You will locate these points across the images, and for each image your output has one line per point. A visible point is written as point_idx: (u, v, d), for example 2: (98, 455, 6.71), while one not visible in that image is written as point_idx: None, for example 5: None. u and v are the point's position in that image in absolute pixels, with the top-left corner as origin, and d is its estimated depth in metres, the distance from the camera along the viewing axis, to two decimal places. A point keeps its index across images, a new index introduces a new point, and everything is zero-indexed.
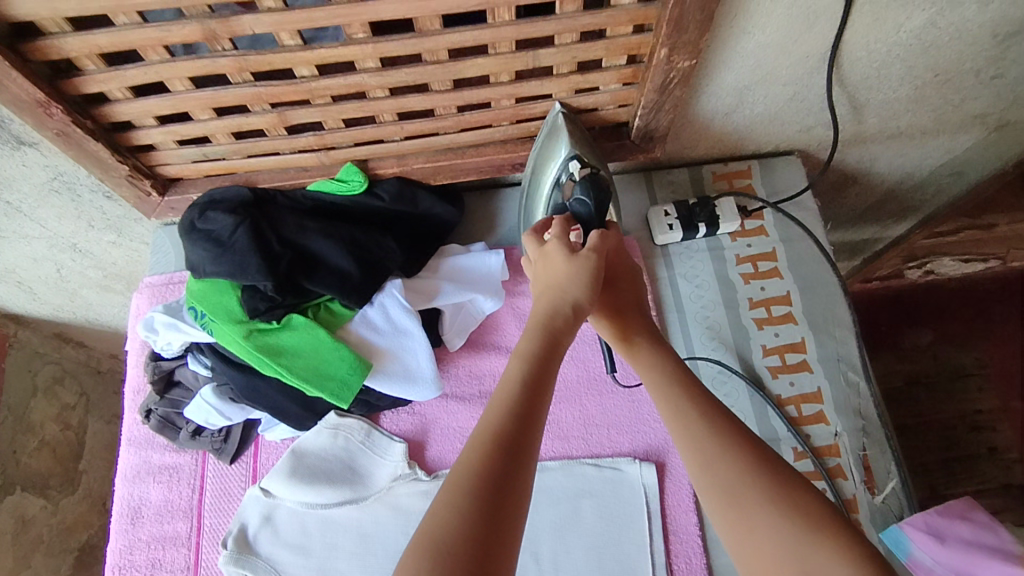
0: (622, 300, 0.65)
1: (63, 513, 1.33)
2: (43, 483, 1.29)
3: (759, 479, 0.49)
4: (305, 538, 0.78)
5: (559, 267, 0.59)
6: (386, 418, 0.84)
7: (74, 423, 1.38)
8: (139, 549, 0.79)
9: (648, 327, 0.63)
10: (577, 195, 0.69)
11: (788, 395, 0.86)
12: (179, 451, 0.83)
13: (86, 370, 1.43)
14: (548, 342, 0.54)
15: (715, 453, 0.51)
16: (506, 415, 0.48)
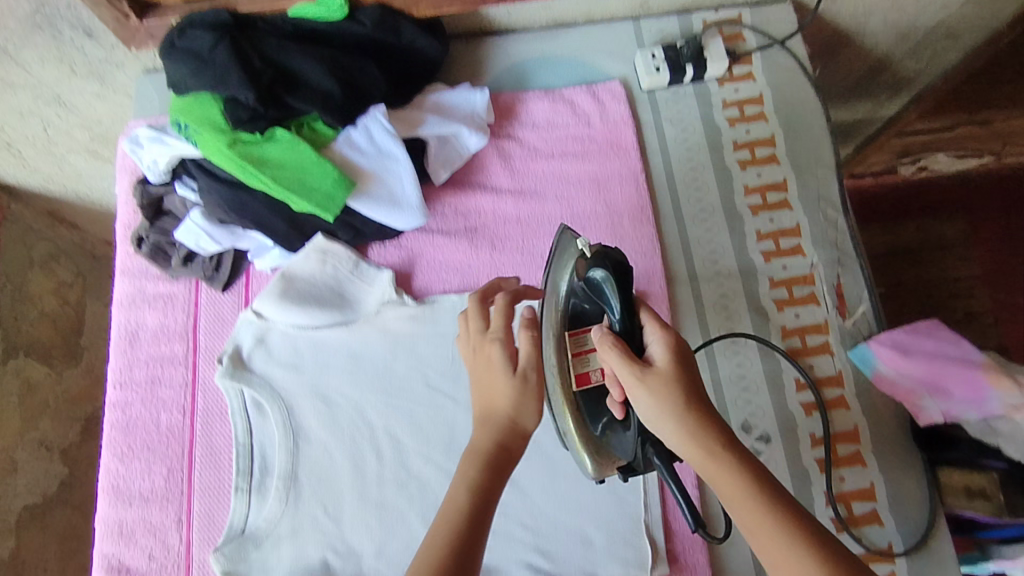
0: (678, 400, 0.55)
1: (67, 384, 1.30)
2: (45, 351, 1.27)
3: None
4: (298, 357, 0.82)
5: (499, 381, 0.64)
6: (373, 251, 0.86)
7: (71, 301, 1.33)
8: (138, 367, 0.83)
9: (732, 434, 0.54)
10: (592, 267, 0.63)
11: (767, 230, 0.88)
12: (172, 280, 0.85)
13: (81, 254, 1.36)
14: (496, 453, 0.61)
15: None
16: (447, 543, 0.56)
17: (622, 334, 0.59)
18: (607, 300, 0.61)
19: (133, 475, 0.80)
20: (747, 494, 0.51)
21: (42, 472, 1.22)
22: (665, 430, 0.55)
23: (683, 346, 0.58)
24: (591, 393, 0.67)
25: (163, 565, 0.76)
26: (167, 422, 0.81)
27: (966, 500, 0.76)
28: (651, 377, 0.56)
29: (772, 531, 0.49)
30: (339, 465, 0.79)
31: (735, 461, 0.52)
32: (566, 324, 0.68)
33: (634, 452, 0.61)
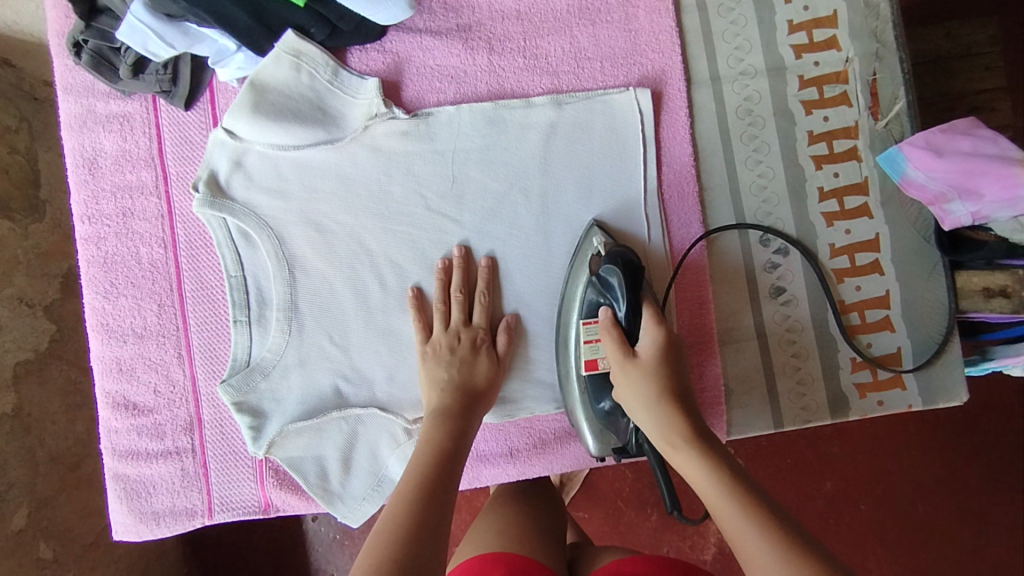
0: (649, 390, 0.61)
1: (37, 239, 1.09)
2: (3, 203, 1.03)
3: (806, 570, 0.47)
4: (281, 181, 0.74)
5: (474, 358, 0.71)
6: (354, 57, 0.76)
7: (21, 148, 1.07)
8: (105, 199, 0.74)
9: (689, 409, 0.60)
10: (605, 262, 0.68)
11: (800, 20, 0.78)
12: (125, 98, 0.74)
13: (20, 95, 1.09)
14: (463, 409, 0.68)
15: (759, 553, 0.49)
16: (430, 468, 0.60)
17: (624, 328, 0.65)
18: (614, 292, 0.66)
19: (120, 313, 0.74)
20: (683, 449, 0.58)
21: (31, 327, 1.05)
22: (638, 419, 0.62)
23: (671, 343, 0.63)
24: (594, 377, 0.69)
25: (171, 400, 0.74)
26: (148, 258, 0.74)
27: (984, 301, 0.74)
28: (631, 368, 0.63)
29: (706, 487, 0.55)
30: (342, 294, 0.74)
31: (686, 427, 0.59)
32: (583, 312, 0.70)
33: (628, 435, 0.67)
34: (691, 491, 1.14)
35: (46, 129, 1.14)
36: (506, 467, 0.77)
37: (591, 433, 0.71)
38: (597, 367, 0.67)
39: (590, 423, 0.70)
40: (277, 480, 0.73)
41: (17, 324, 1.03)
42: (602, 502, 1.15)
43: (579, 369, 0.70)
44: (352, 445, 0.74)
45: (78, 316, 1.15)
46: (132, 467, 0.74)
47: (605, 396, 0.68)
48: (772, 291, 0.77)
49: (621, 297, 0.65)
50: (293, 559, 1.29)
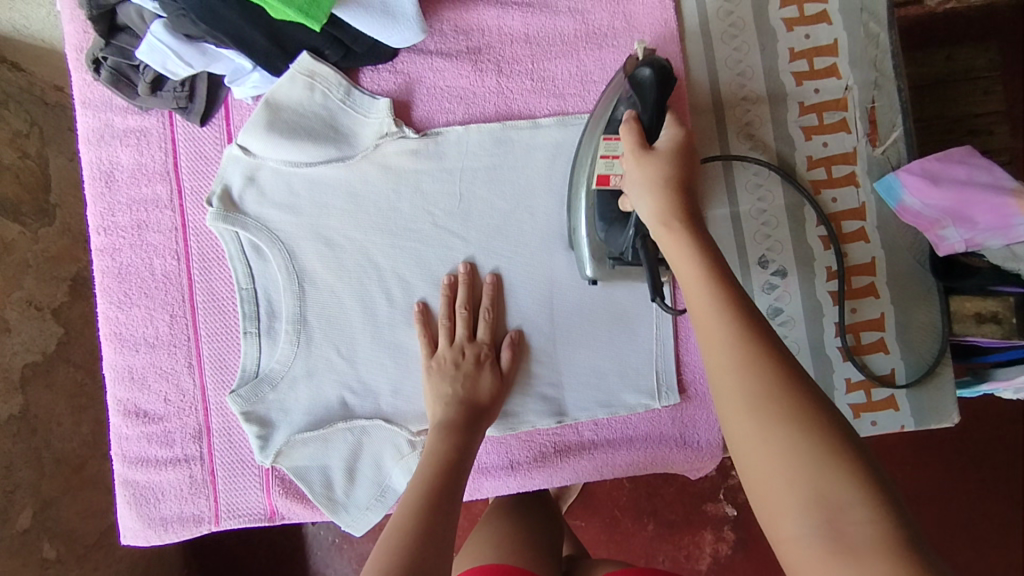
0: (658, 185, 0.57)
1: (46, 243, 1.11)
2: (14, 207, 1.05)
3: (785, 400, 0.43)
4: (293, 196, 0.76)
5: (478, 375, 0.73)
6: (366, 77, 0.77)
7: (32, 153, 1.10)
8: (120, 212, 0.76)
9: (695, 217, 0.56)
10: (640, 63, 0.63)
11: (802, 48, 0.80)
12: (142, 113, 0.76)
13: (32, 101, 1.11)
14: (466, 423, 0.70)
15: (733, 364, 0.45)
16: (435, 478, 0.63)
17: (644, 126, 0.61)
18: (642, 95, 0.62)
19: (133, 322, 0.76)
20: (689, 255, 0.53)
21: (39, 330, 1.07)
22: (639, 201, 0.58)
23: (690, 141, 0.60)
24: (604, 192, 0.66)
25: (181, 409, 0.76)
26: (161, 269, 0.76)
27: (975, 326, 0.76)
28: (646, 160, 0.58)
29: (701, 293, 0.51)
30: (350, 307, 0.76)
31: (690, 238, 0.54)
32: (606, 127, 0.66)
33: (627, 245, 0.66)
34: (686, 503, 1.15)
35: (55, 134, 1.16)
36: (507, 480, 0.78)
37: (590, 254, 0.71)
38: (608, 183, 0.65)
39: (589, 240, 0.70)
40: (282, 488, 0.75)
41: (26, 327, 1.04)
42: (599, 511, 1.16)
43: (588, 185, 0.68)
44: (357, 456, 0.75)
45: (84, 319, 1.17)
46: (141, 473, 0.75)
47: (609, 211, 0.66)
48: (770, 311, 0.79)
49: (647, 96, 0.62)
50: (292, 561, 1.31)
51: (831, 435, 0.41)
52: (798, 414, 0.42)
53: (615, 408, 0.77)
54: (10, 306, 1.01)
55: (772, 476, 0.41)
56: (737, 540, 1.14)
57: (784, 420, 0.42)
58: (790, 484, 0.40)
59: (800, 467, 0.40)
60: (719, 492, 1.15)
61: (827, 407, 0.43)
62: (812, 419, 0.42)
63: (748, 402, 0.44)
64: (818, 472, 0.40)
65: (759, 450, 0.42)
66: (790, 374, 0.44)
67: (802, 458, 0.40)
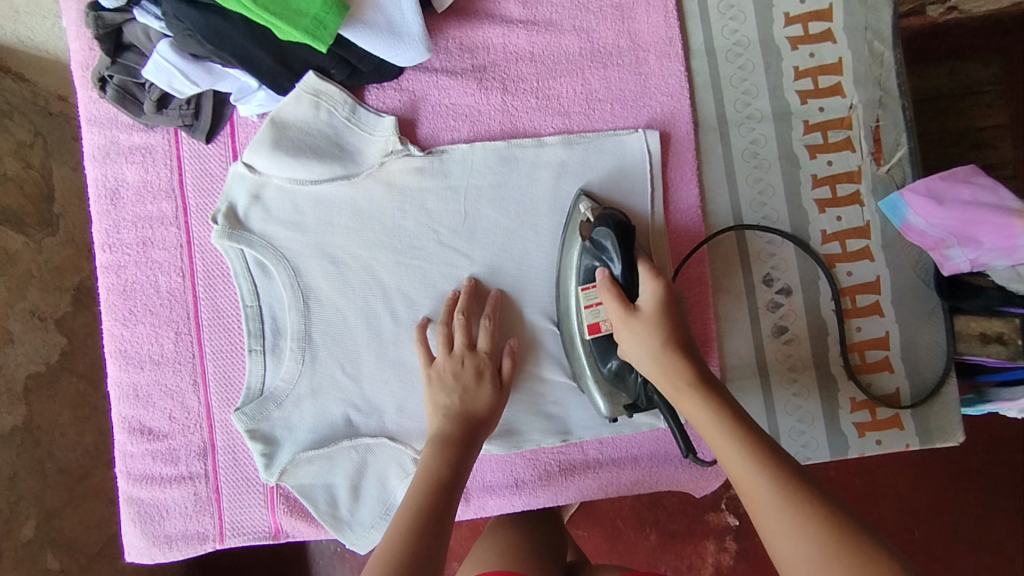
0: (658, 336, 0.62)
1: (50, 253, 1.11)
2: (18, 218, 1.06)
3: (849, 558, 0.44)
4: (298, 214, 0.76)
5: (478, 387, 0.72)
6: (371, 94, 0.77)
7: (36, 163, 1.10)
8: (126, 229, 0.76)
9: (702, 376, 0.59)
10: (598, 226, 0.69)
11: (807, 67, 0.80)
12: (148, 130, 0.76)
13: (36, 111, 1.12)
14: (464, 437, 0.68)
15: (774, 512, 0.48)
16: (426, 495, 0.61)
17: (622, 285, 0.65)
18: (608, 253, 0.67)
19: (138, 339, 0.76)
20: (700, 409, 0.57)
21: (42, 340, 1.07)
22: (644, 363, 0.62)
23: (671, 292, 0.64)
24: (600, 339, 0.70)
25: (185, 426, 0.75)
26: (166, 286, 0.76)
27: (980, 346, 0.75)
28: (634, 320, 0.63)
29: (724, 448, 0.54)
30: (354, 323, 0.76)
31: (699, 394, 0.58)
32: (580, 279, 0.71)
33: (636, 391, 0.68)
34: (688, 513, 1.15)
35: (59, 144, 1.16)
36: (511, 497, 0.78)
37: (602, 396, 0.72)
38: (600, 330, 0.69)
39: (600, 385, 0.72)
40: (287, 506, 0.75)
41: (29, 338, 1.05)
42: (600, 521, 1.16)
43: (583, 334, 0.71)
44: (361, 474, 0.75)
45: (87, 328, 1.17)
46: (146, 491, 0.75)
47: (612, 356, 0.70)
48: (775, 330, 0.79)
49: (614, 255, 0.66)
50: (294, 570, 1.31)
51: (884, 566, 0.43)
52: (853, 553, 0.44)
53: (620, 427, 0.77)
54: (14, 318, 1.02)
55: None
56: (738, 551, 1.14)
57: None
58: None
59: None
60: (721, 502, 1.15)
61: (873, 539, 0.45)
62: (879, 572, 0.42)
63: (801, 553, 0.46)
64: None
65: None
66: (842, 526, 0.46)
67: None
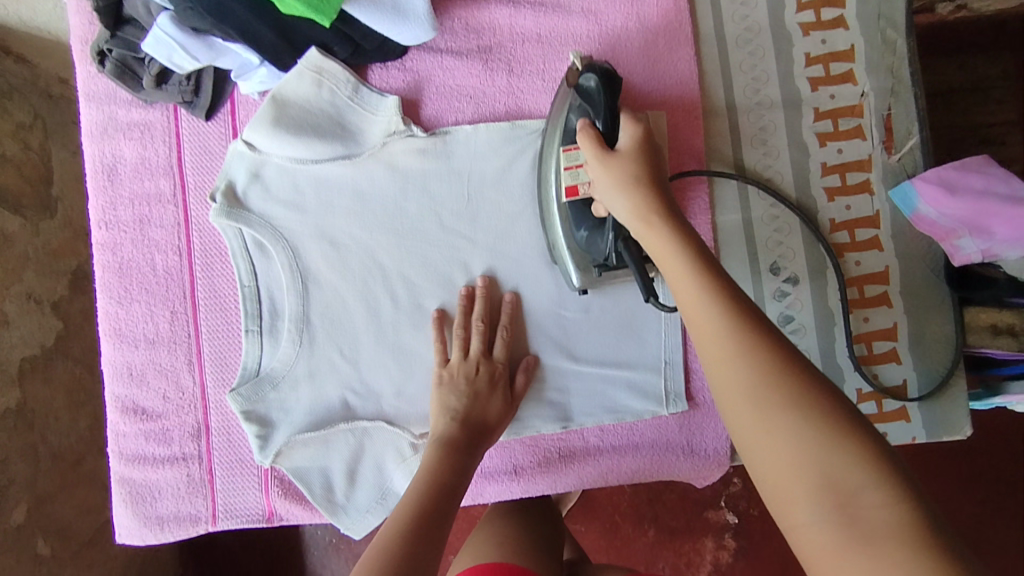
0: (629, 181, 0.58)
1: (46, 236, 1.10)
2: (15, 199, 1.04)
3: (786, 394, 0.42)
4: (297, 194, 0.75)
5: (487, 395, 0.72)
6: (375, 74, 0.76)
7: (35, 146, 1.10)
8: (122, 206, 0.75)
9: (674, 213, 0.56)
10: (581, 73, 0.65)
11: (818, 54, 0.79)
12: (147, 106, 0.75)
13: (36, 93, 1.11)
14: (467, 444, 0.69)
15: (725, 342, 0.45)
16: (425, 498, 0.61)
17: (602, 133, 0.62)
18: (592, 101, 0.63)
19: (133, 319, 0.74)
20: (668, 244, 0.53)
21: (37, 324, 1.06)
22: (616, 204, 0.58)
23: (649, 138, 0.61)
24: (575, 202, 0.66)
25: (179, 407, 0.74)
26: (163, 265, 0.75)
27: (990, 338, 0.75)
28: (611, 161, 0.59)
29: (684, 280, 0.50)
30: (353, 305, 0.75)
31: (671, 231, 0.54)
32: (563, 138, 0.67)
33: (609, 250, 0.65)
34: (687, 510, 1.14)
35: (59, 126, 1.15)
36: (510, 485, 0.77)
37: (574, 266, 0.70)
38: (578, 193, 0.65)
39: (572, 251, 0.69)
40: (282, 489, 0.74)
41: (24, 321, 1.03)
42: (598, 516, 1.15)
43: (560, 198, 0.68)
44: (358, 458, 0.74)
45: (83, 312, 1.17)
46: (138, 472, 0.74)
47: (585, 222, 0.66)
48: (781, 319, 0.78)
49: (597, 103, 0.63)
50: (288, 562, 1.29)
51: (822, 407, 0.41)
52: (794, 390, 0.42)
53: (621, 414, 0.75)
54: (9, 300, 1.01)
55: (777, 465, 0.41)
56: (738, 549, 1.12)
57: (789, 406, 0.41)
58: (797, 470, 0.40)
59: (806, 453, 0.40)
60: (721, 499, 1.13)
61: (818, 379, 0.42)
62: (820, 412, 0.40)
63: (741, 382, 0.44)
64: (818, 447, 0.39)
65: (767, 437, 0.41)
66: (786, 355, 0.44)
67: (807, 440, 0.40)
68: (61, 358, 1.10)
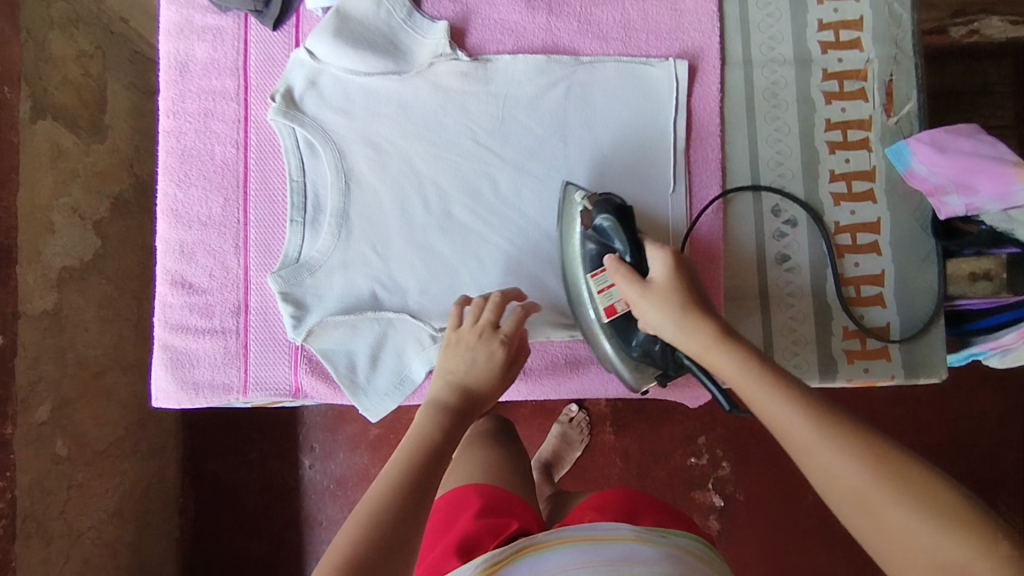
0: (676, 304, 0.64)
1: (95, 158, 1.20)
2: (72, 118, 1.15)
3: (892, 482, 0.47)
4: (348, 103, 0.83)
5: (484, 365, 0.72)
6: (428, 3, 0.84)
7: (94, 74, 1.19)
8: (190, 99, 0.83)
9: (725, 327, 0.61)
10: (596, 213, 0.72)
11: (830, 21, 0.86)
12: (221, 14, 0.83)
13: (99, 27, 1.21)
14: (463, 409, 0.69)
15: (819, 444, 0.50)
16: (412, 468, 0.59)
17: (632, 264, 0.68)
18: (614, 237, 0.71)
19: (189, 201, 0.82)
20: (728, 359, 0.59)
21: (79, 238, 1.15)
22: (667, 329, 0.64)
23: (678, 254, 0.67)
24: (617, 320, 0.72)
25: (224, 284, 0.81)
26: (221, 156, 0.82)
27: (969, 285, 0.82)
28: (648, 291, 0.65)
29: (754, 393, 0.56)
30: (389, 209, 0.82)
31: (724, 345, 0.60)
32: (589, 266, 0.74)
33: (664, 363, 0.71)
34: (675, 487, 1.19)
35: (116, 59, 1.25)
36: (516, 385, 0.82)
37: (626, 368, 0.75)
38: (616, 311, 0.72)
39: (625, 362, 0.74)
40: (310, 366, 0.80)
41: (68, 232, 1.13)
42: (589, 484, 1.20)
43: (597, 317, 0.74)
44: (380, 345, 0.80)
45: (120, 237, 1.26)
46: (180, 340, 0.80)
47: (633, 334, 0.72)
48: (778, 257, 0.84)
49: (620, 237, 0.70)
50: (288, 506, 1.35)
51: (924, 487, 0.47)
52: (896, 476, 0.48)
53: None
54: (55, 211, 1.10)
55: (908, 552, 0.46)
56: (721, 530, 1.18)
57: (903, 502, 0.47)
58: (925, 555, 0.45)
59: (931, 545, 0.45)
60: (708, 481, 1.19)
61: (910, 460, 0.48)
62: (926, 496, 0.46)
63: (852, 479, 0.49)
64: (939, 533, 0.45)
65: (890, 535, 0.47)
66: (887, 452, 0.49)
67: (928, 536, 0.45)
68: (95, 273, 1.19)
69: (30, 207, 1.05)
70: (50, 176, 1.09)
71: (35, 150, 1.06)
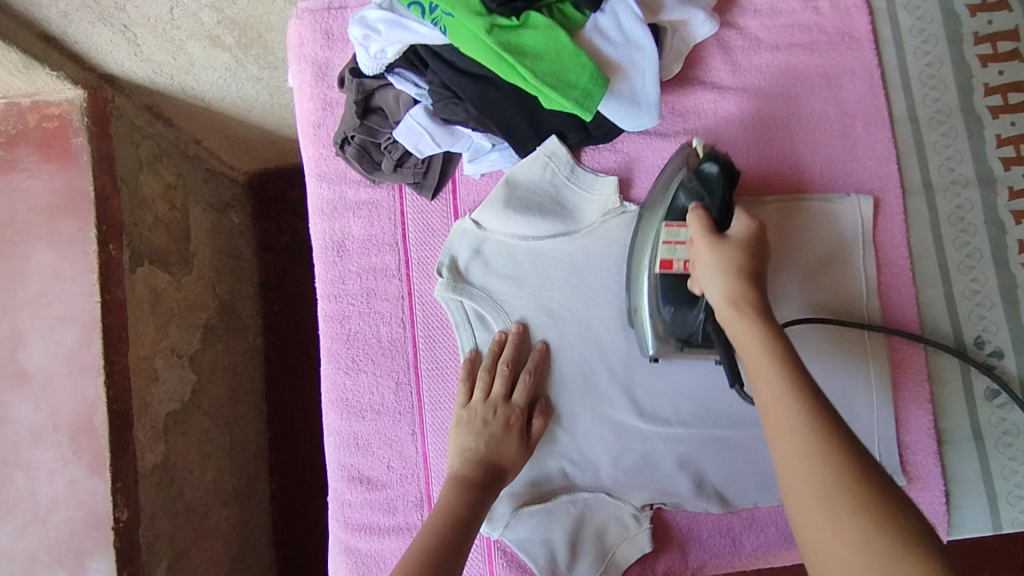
0: (732, 270, 0.54)
1: (186, 291, 1.08)
2: (164, 258, 1.03)
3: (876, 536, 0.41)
4: (516, 268, 0.78)
5: (503, 436, 0.71)
6: (588, 156, 0.80)
7: (180, 204, 1.08)
8: (351, 280, 0.80)
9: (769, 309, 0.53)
10: (706, 160, 0.60)
11: (1009, 135, 0.80)
12: (374, 186, 0.80)
13: (177, 153, 1.10)
14: (485, 481, 0.68)
15: (818, 473, 0.44)
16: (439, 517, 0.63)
17: (714, 219, 0.58)
18: (709, 187, 0.59)
19: (360, 388, 0.79)
20: (761, 342, 0.50)
21: (180, 380, 1.04)
22: (709, 283, 0.55)
23: (764, 235, 0.57)
24: (669, 277, 0.65)
25: (403, 475, 0.77)
26: (387, 336, 0.79)
27: None
28: (717, 244, 0.56)
29: (776, 392, 0.48)
30: (571, 380, 0.77)
31: (765, 328, 0.51)
32: (666, 214, 0.65)
33: (698, 329, 0.64)
34: None
35: (195, 184, 1.14)
36: (731, 559, 0.77)
37: (652, 332, 0.70)
38: (671, 267, 0.64)
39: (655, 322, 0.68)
40: (506, 559, 0.76)
41: (171, 376, 1.01)
42: None
43: (652, 267, 0.67)
44: (580, 529, 0.76)
45: (212, 364, 1.13)
46: (364, 541, 0.77)
47: (674, 297, 0.65)
48: (988, 394, 0.78)
49: (715, 190, 0.59)
50: None
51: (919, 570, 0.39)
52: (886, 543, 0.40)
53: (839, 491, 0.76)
54: (155, 356, 0.98)
55: None
56: None
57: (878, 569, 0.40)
58: None
59: None
60: None
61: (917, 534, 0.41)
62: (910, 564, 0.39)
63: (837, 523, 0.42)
64: None
65: (817, 537, 0.43)
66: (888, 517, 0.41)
67: None
68: (195, 410, 1.07)
69: (135, 360, 0.94)
70: (151, 322, 0.98)
71: (136, 300, 0.96)
